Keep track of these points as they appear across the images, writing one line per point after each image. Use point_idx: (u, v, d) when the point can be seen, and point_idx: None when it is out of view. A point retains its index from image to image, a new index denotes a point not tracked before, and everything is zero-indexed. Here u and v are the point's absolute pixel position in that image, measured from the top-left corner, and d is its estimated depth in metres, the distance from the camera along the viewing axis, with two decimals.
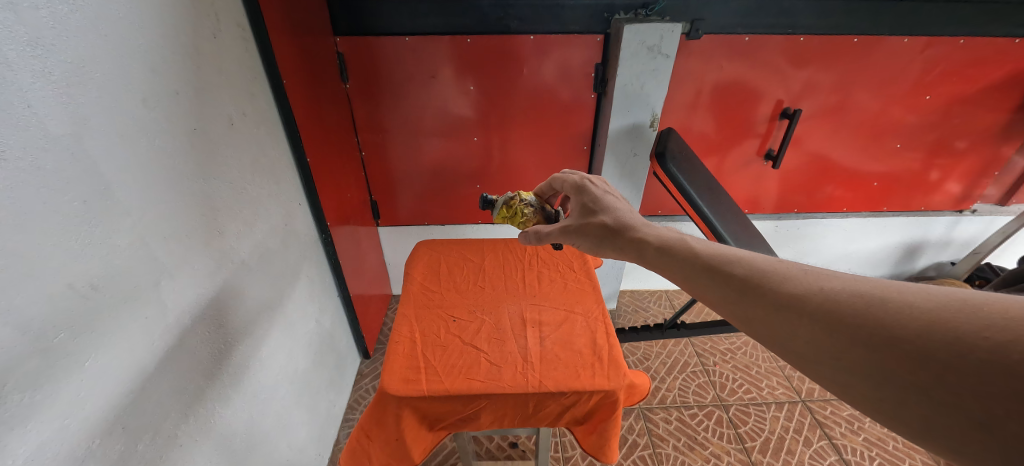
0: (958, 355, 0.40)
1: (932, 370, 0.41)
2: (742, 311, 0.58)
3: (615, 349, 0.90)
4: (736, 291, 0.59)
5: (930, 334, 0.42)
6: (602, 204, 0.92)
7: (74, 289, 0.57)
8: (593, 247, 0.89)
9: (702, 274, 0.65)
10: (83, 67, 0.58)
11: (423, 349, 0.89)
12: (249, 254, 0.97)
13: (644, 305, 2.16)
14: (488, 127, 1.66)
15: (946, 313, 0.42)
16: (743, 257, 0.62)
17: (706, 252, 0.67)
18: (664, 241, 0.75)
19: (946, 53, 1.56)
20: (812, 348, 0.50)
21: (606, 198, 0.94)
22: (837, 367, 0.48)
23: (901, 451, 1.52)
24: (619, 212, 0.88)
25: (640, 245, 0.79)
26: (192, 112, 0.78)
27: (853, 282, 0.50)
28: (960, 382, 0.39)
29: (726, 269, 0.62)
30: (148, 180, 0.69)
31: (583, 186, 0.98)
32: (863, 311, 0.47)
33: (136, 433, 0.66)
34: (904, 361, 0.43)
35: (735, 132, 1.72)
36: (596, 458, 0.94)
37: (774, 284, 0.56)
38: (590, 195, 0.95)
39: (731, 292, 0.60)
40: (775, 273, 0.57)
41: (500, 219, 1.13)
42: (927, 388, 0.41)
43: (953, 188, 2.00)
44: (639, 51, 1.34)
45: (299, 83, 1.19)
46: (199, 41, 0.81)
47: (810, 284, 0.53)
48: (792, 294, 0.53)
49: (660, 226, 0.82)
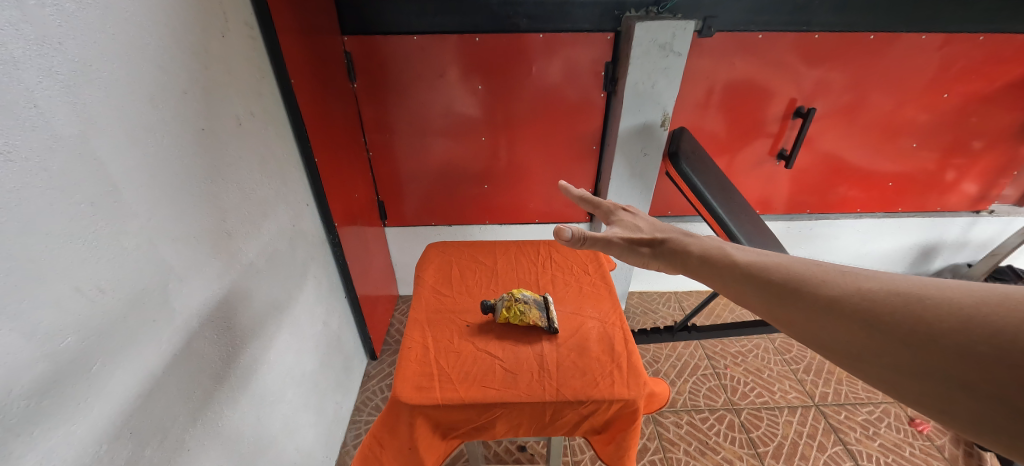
0: (1001, 349, 0.37)
1: (976, 364, 0.38)
2: (783, 314, 0.54)
3: (634, 356, 0.89)
4: (777, 296, 0.56)
5: (971, 328, 0.39)
6: (642, 224, 0.88)
7: (82, 293, 0.56)
8: (640, 260, 0.81)
9: (742, 281, 0.62)
10: (90, 66, 0.57)
11: (435, 355, 0.87)
12: (257, 256, 0.96)
13: (654, 306, 2.14)
14: (496, 127, 1.64)
15: (986, 307, 0.40)
16: (782, 262, 0.59)
17: (746, 259, 0.64)
18: (706, 252, 0.72)
19: (963, 50, 1.52)
20: (854, 347, 0.47)
21: (643, 220, 0.90)
22: (881, 363, 0.45)
23: (918, 457, 1.48)
24: (661, 228, 0.85)
25: (680, 255, 0.76)
26: (200, 112, 0.77)
27: (891, 282, 0.47)
28: (1006, 376, 0.37)
29: (764, 275, 0.59)
30: (155, 181, 0.67)
31: (616, 211, 0.94)
32: (900, 310, 0.44)
33: (143, 438, 0.65)
34: (944, 357, 0.40)
35: (747, 132, 1.70)
36: None
37: (813, 287, 0.53)
38: (627, 218, 0.91)
39: (769, 296, 0.57)
40: (812, 276, 0.54)
41: (502, 321, 0.93)
42: (969, 380, 0.39)
43: (970, 188, 1.95)
44: (651, 49, 1.32)
45: (307, 81, 1.18)
46: (208, 41, 0.80)
47: (845, 284, 0.50)
48: (828, 294, 0.51)
49: (704, 236, 0.78)
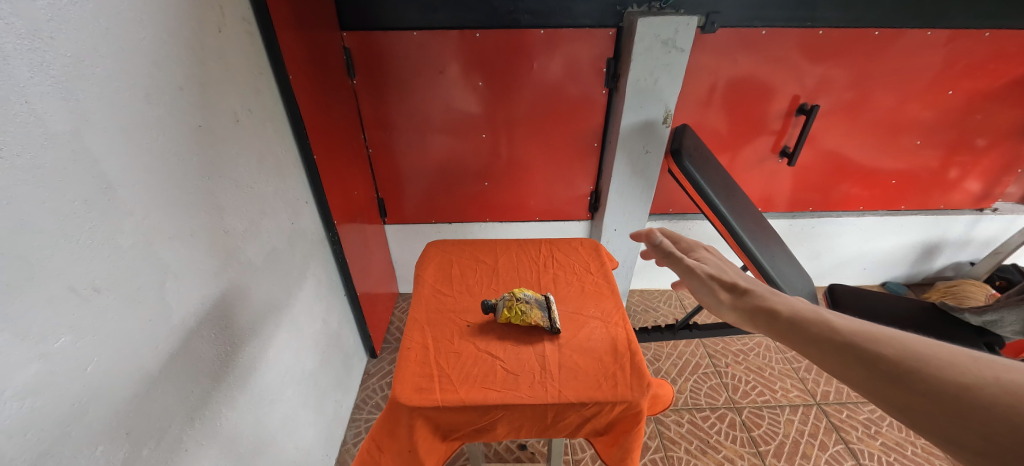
0: None
1: None
2: (894, 397, 0.44)
3: (637, 357, 0.88)
4: (890, 382, 0.44)
5: None
6: (720, 267, 0.77)
7: (76, 292, 0.55)
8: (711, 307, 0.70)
9: (839, 354, 0.50)
10: (83, 61, 0.56)
11: (435, 356, 0.86)
12: (255, 254, 0.95)
13: (655, 304, 2.14)
14: (496, 124, 1.63)
15: None
16: (892, 335, 0.48)
17: (840, 323, 0.53)
18: (800, 315, 0.58)
19: (969, 47, 1.51)
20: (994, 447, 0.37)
21: (722, 262, 0.80)
22: None
23: (920, 457, 1.48)
24: (740, 276, 0.73)
25: (759, 310, 0.64)
26: (196, 108, 0.76)
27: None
28: None
29: (865, 345, 0.49)
30: (150, 178, 0.66)
31: (694, 247, 0.85)
32: None
33: (140, 439, 0.64)
34: None
35: (750, 129, 1.68)
36: None
37: (935, 368, 0.43)
38: (704, 257, 0.81)
39: (869, 370, 0.47)
40: (932, 354, 0.44)
41: (503, 321, 0.93)
42: None
43: (974, 186, 1.93)
44: (653, 45, 1.30)
45: (306, 78, 1.17)
46: (205, 36, 0.79)
47: (979, 373, 0.41)
48: (954, 381, 0.41)
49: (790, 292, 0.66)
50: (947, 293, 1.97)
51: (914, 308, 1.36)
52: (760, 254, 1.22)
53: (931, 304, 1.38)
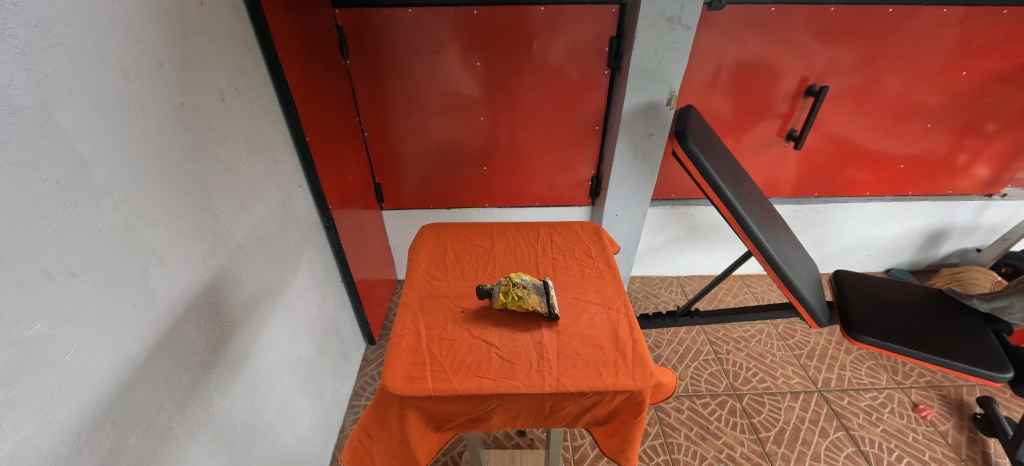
0: None
1: None
2: None
3: (640, 345, 0.86)
4: None
5: None
6: None
7: (51, 277, 0.53)
8: None
9: None
10: (50, 31, 0.52)
11: (428, 344, 0.84)
12: (246, 239, 0.92)
13: (656, 291, 2.12)
14: (495, 107, 1.58)
15: None
16: None
17: None
18: None
19: (986, 25, 1.45)
20: None
21: None
22: None
23: (921, 443, 1.47)
24: None
25: None
26: (178, 85, 0.73)
27: None
28: None
29: None
30: (129, 160, 0.63)
31: None
32: None
33: (126, 428, 0.62)
34: None
35: (756, 112, 1.63)
36: (617, 461, 0.90)
37: None
38: None
39: None
40: None
41: (500, 306, 0.90)
42: None
43: (982, 171, 1.89)
44: (658, 22, 1.25)
45: (296, 56, 1.12)
46: (185, 8, 0.75)
47: None
48: None
49: None
50: (952, 279, 1.95)
51: (921, 294, 1.33)
52: (765, 239, 1.19)
53: (937, 290, 1.35)
